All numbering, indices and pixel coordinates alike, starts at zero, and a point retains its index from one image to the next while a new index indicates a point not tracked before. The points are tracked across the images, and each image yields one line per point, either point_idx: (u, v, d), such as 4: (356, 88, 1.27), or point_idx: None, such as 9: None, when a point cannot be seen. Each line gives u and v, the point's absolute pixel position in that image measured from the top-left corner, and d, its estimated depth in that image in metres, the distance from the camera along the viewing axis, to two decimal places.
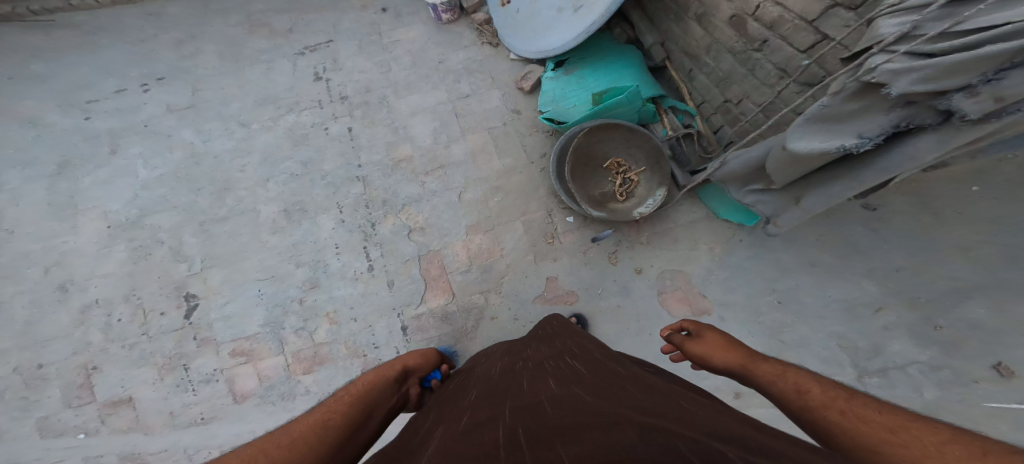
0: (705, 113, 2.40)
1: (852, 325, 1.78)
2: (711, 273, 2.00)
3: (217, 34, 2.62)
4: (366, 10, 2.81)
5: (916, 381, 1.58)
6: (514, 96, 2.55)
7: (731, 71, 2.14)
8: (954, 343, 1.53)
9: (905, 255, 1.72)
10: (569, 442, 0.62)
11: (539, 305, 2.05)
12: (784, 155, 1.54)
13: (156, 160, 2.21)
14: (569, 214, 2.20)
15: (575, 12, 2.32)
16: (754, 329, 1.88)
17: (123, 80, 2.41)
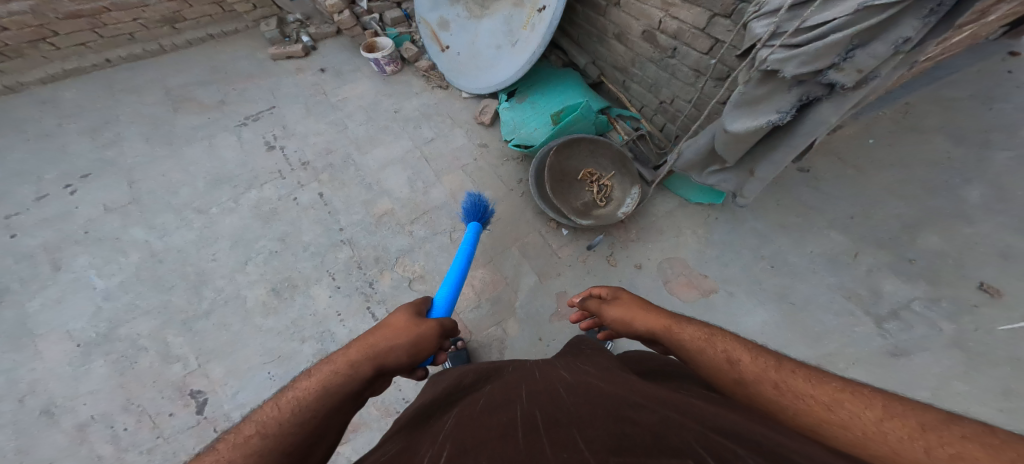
0: (647, 117, 2.67)
1: (843, 274, 2.00)
2: (702, 254, 2.15)
3: (137, 115, 2.51)
4: (303, 72, 2.87)
5: (929, 318, 1.84)
6: (477, 131, 2.67)
7: (657, 77, 2.44)
8: (935, 271, 1.93)
9: (851, 206, 2.17)
10: (585, 427, 0.70)
11: (557, 323, 2.06)
12: (725, 136, 1.81)
13: (111, 267, 1.96)
14: (561, 227, 2.31)
15: (514, 46, 2.59)
16: (761, 296, 2.00)
17: (49, 185, 2.16)
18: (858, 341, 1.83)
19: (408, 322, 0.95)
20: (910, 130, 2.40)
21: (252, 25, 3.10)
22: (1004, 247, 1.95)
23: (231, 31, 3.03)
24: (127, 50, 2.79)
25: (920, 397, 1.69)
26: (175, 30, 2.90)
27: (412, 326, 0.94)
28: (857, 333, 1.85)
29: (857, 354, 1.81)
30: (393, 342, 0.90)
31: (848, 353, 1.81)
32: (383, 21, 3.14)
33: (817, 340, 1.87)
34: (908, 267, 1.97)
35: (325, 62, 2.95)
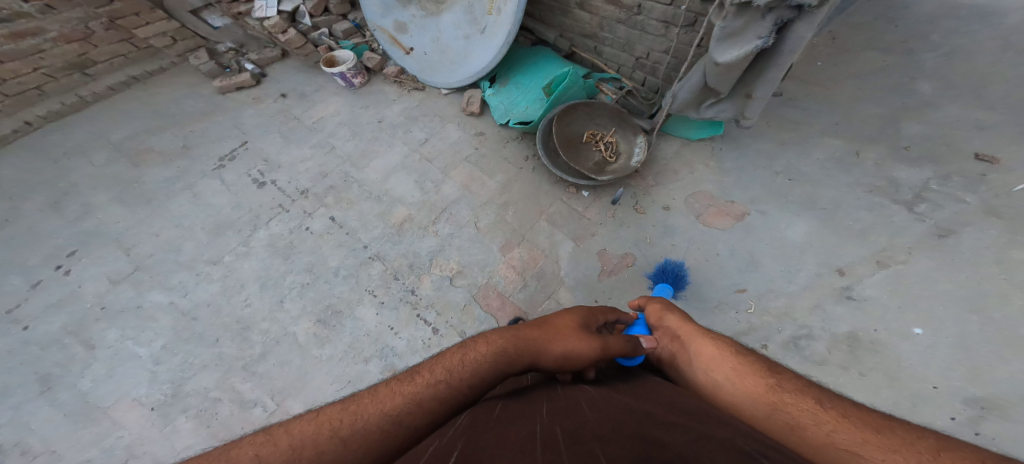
0: (627, 75, 2.73)
1: (856, 172, 2.16)
2: (723, 183, 2.25)
3: (96, 178, 2.30)
4: (263, 101, 2.73)
5: (952, 193, 2.01)
6: (468, 122, 2.65)
7: (628, 36, 2.51)
8: (933, 152, 2.14)
9: (838, 112, 2.35)
10: (609, 443, 0.58)
11: (607, 280, 2.05)
12: (717, 69, 1.89)
13: (146, 334, 1.87)
14: (581, 190, 2.34)
15: (484, 33, 2.53)
16: (790, 207, 2.12)
17: (38, 270, 2.01)
18: (899, 229, 1.97)
19: (575, 326, 0.93)
20: (857, 39, 2.65)
21: (178, 60, 2.89)
22: (977, 120, 2.20)
23: (156, 70, 2.81)
24: (45, 107, 2.52)
25: (991, 273, 1.80)
26: (87, 76, 2.60)
27: (579, 333, 0.91)
28: (898, 222, 1.99)
29: (905, 241, 1.93)
30: (556, 342, 0.89)
31: (898, 243, 1.94)
32: (333, 35, 2.98)
33: (863, 236, 1.99)
34: (907, 153, 2.16)
35: (285, 86, 2.82)
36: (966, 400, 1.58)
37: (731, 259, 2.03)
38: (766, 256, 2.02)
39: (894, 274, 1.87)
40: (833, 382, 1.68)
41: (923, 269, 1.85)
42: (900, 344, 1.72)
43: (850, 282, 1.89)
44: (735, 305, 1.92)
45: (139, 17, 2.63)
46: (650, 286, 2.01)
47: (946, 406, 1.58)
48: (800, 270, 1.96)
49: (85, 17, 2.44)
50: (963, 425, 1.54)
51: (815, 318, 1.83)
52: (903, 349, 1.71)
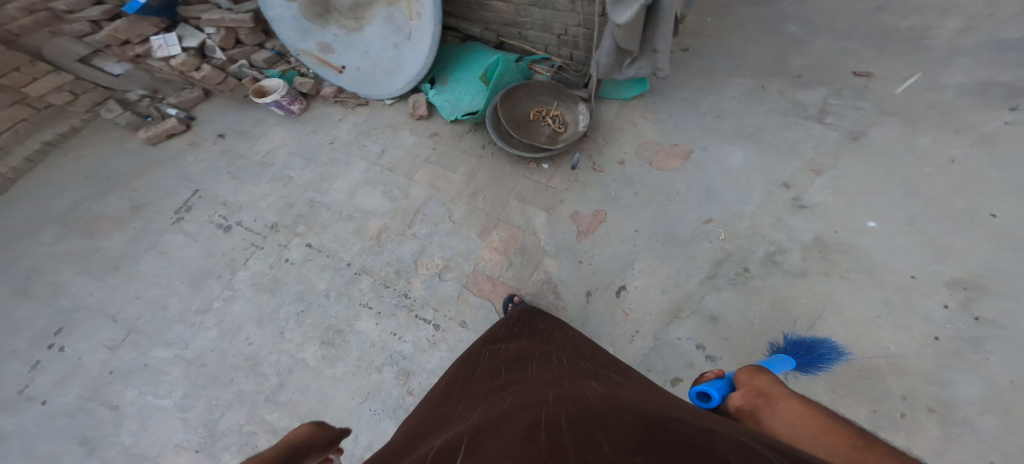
0: (554, 54, 2.83)
1: (773, 98, 2.41)
2: (664, 131, 2.44)
3: (54, 255, 2.24)
4: (203, 145, 2.66)
5: (853, 100, 2.30)
6: (418, 126, 2.70)
7: (543, 17, 2.62)
8: (830, 70, 2.43)
9: (745, 51, 2.61)
10: (612, 429, 0.58)
11: (586, 239, 2.18)
12: (620, 29, 2.04)
13: (164, 387, 1.91)
14: (541, 164, 2.47)
15: (410, 39, 2.55)
16: (726, 139, 2.34)
17: (30, 353, 1.97)
18: (818, 139, 2.22)
19: (318, 424, 0.78)
20: None
21: (87, 116, 2.75)
22: (855, 38, 2.53)
23: (70, 130, 2.68)
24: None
25: (903, 160, 2.07)
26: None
27: (326, 427, 0.79)
28: (816, 134, 2.24)
29: (829, 148, 2.19)
30: (312, 439, 0.73)
31: (824, 151, 2.19)
32: (254, 65, 2.92)
33: (793, 150, 2.23)
34: (799, 81, 2.43)
35: (222, 125, 2.76)
36: (949, 286, 1.75)
37: (690, 196, 2.21)
38: (720, 186, 2.21)
39: (830, 178, 2.11)
40: (819, 288, 1.85)
41: (850, 169, 2.11)
42: (862, 240, 1.93)
43: (797, 192, 2.11)
44: (707, 236, 2.09)
45: (22, 72, 2.49)
46: (627, 237, 2.16)
47: (937, 296, 1.74)
48: (751, 191, 2.16)
49: None
50: (959, 311, 1.70)
51: (780, 231, 2.03)
52: (868, 244, 1.91)
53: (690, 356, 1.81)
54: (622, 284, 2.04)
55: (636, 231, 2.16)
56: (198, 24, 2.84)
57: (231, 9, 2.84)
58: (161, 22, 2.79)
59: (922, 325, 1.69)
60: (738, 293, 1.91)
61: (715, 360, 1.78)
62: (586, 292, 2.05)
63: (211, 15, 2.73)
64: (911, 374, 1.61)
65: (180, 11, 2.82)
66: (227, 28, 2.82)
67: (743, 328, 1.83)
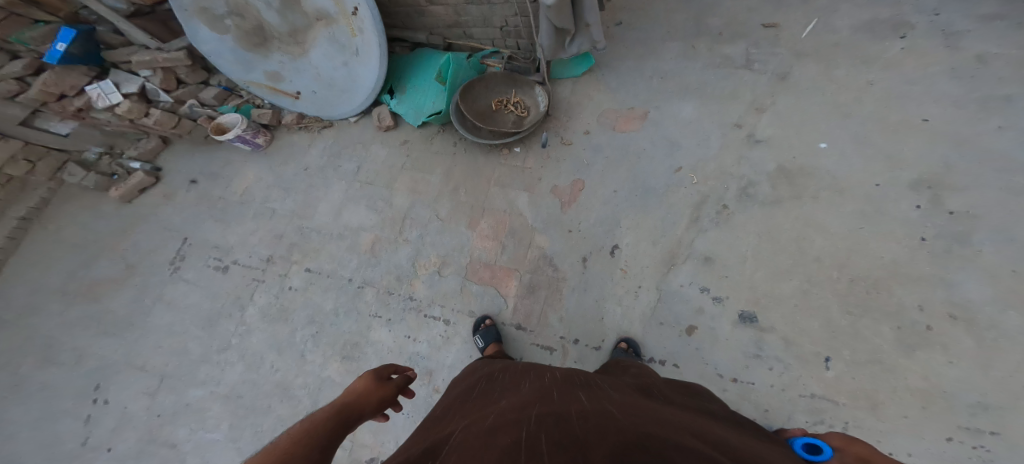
0: (502, 46, 2.77)
1: (713, 47, 2.54)
2: (618, 97, 2.56)
3: (71, 325, 2.40)
4: (181, 195, 2.74)
5: (784, 37, 2.45)
6: (387, 137, 2.73)
7: (483, 13, 2.56)
8: (757, 12, 2.56)
9: (679, 7, 2.72)
10: (592, 450, 0.75)
11: (570, 210, 2.29)
12: (551, 11, 2.12)
13: (210, 421, 2.09)
14: (513, 148, 2.57)
15: (358, 54, 2.57)
16: (678, 93, 2.47)
17: (78, 410, 2.18)
18: (753, 85, 2.36)
19: (373, 380, 1.07)
20: None
21: (52, 184, 2.82)
22: None
23: (42, 201, 2.78)
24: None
25: (837, 86, 2.23)
26: None
27: (379, 384, 1.07)
28: (748, 81, 2.38)
29: (766, 89, 2.33)
30: (366, 399, 1.01)
31: (762, 93, 2.33)
32: (205, 102, 2.90)
33: (734, 97, 2.36)
34: (723, 38, 2.55)
35: (192, 172, 2.81)
36: (915, 188, 1.90)
37: (658, 153, 2.34)
38: (683, 138, 2.33)
39: (773, 113, 2.26)
40: (798, 213, 1.99)
41: (789, 105, 2.26)
42: (820, 161, 2.08)
43: (749, 130, 2.26)
44: (681, 183, 2.21)
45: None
46: (607, 199, 2.27)
47: (910, 198, 1.89)
48: (712, 137, 2.29)
49: None
50: (933, 208, 1.84)
51: (744, 167, 2.17)
52: (827, 165, 2.06)
53: (696, 299, 1.94)
54: (614, 245, 2.15)
55: (616, 192, 2.28)
56: (130, 68, 2.72)
57: (160, 47, 2.71)
58: (90, 70, 2.65)
59: (906, 230, 1.83)
60: (723, 231, 2.05)
61: (722, 299, 1.91)
62: (581, 259, 2.16)
63: (142, 57, 2.62)
64: (913, 281, 1.75)
65: (105, 56, 2.68)
66: (163, 69, 2.74)
67: (738, 263, 1.96)
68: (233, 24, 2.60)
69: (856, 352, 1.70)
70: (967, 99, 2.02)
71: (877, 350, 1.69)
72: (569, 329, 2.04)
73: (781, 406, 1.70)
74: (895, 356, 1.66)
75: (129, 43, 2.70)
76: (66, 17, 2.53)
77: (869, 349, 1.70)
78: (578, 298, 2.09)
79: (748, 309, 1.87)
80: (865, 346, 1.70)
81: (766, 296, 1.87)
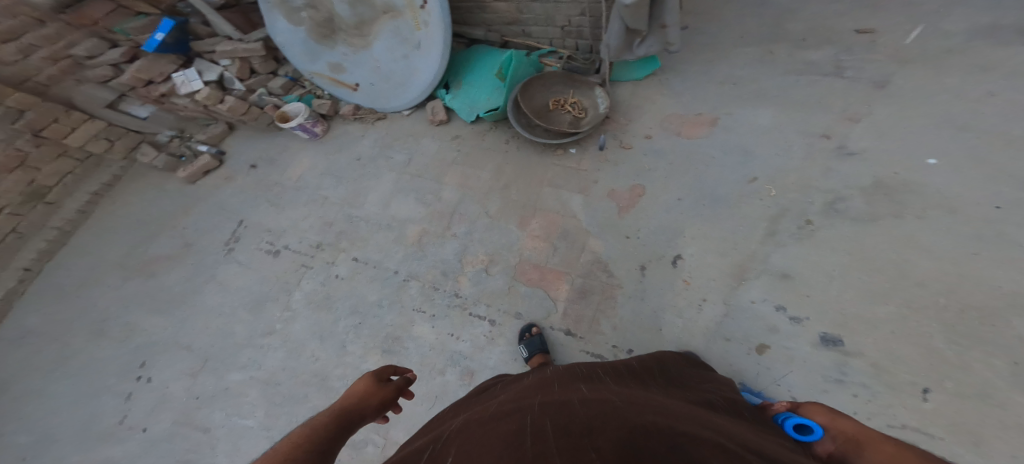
0: (560, 46, 2.70)
1: (792, 56, 2.40)
2: (684, 101, 2.43)
3: (125, 298, 2.46)
4: (239, 179, 2.82)
5: (872, 49, 2.29)
6: (438, 131, 2.70)
7: (547, 11, 2.50)
8: (842, 24, 2.42)
9: (757, 13, 2.60)
10: (598, 438, 0.67)
11: (628, 215, 2.17)
12: (628, 10, 2.05)
13: (246, 407, 2.06)
14: (568, 149, 2.47)
15: (419, 48, 2.58)
16: (751, 99, 2.33)
17: (121, 387, 2.19)
18: (846, 91, 2.21)
19: (374, 381, 0.98)
20: None
21: (125, 163, 2.97)
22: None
23: (113, 179, 2.91)
24: (32, 248, 2.59)
25: (940, 99, 2.05)
26: (51, 204, 2.68)
27: (380, 385, 0.98)
28: (839, 87, 2.23)
29: (861, 96, 2.17)
30: (366, 401, 0.93)
31: (855, 100, 2.16)
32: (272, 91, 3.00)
33: (821, 104, 2.20)
34: (807, 43, 2.41)
35: (252, 157, 2.90)
36: None
37: (728, 161, 2.20)
38: (757, 146, 2.19)
39: (868, 124, 2.08)
40: (897, 232, 1.80)
41: (886, 116, 2.08)
42: (925, 177, 1.89)
43: (839, 140, 2.08)
44: (756, 194, 2.07)
45: (61, 123, 2.61)
46: (669, 206, 2.14)
47: None
48: (787, 148, 2.14)
49: (10, 138, 2.44)
50: None
51: (834, 180, 1.99)
52: (933, 181, 1.86)
53: (770, 317, 1.78)
54: (676, 254, 2.01)
55: (679, 199, 2.15)
56: (211, 58, 2.88)
57: (241, 39, 2.89)
58: (177, 59, 2.81)
59: None
60: (803, 248, 1.88)
61: (801, 320, 1.74)
62: (639, 267, 2.03)
63: (224, 47, 2.80)
64: None
65: (192, 46, 2.84)
66: (241, 58, 2.89)
67: (820, 282, 1.79)
68: (307, 16, 2.67)
69: (960, 385, 1.49)
70: None
71: (987, 383, 1.47)
72: (621, 338, 1.90)
73: None
74: (1009, 394, 1.44)
75: (215, 34, 2.92)
76: (166, 10, 2.83)
77: (976, 382, 1.48)
78: (632, 308, 1.95)
79: (832, 332, 1.69)
80: (971, 379, 1.49)
81: (854, 318, 1.69)
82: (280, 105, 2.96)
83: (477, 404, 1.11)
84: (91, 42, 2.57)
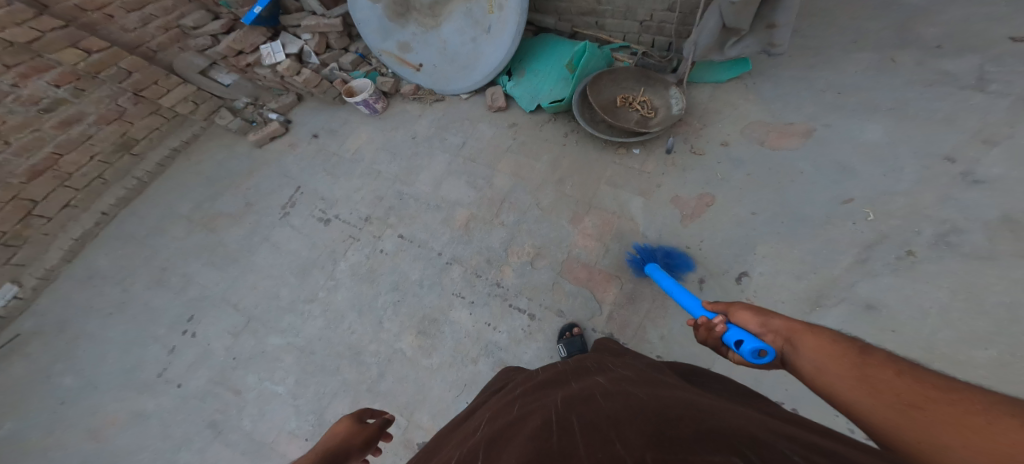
0: (633, 41, 2.59)
1: (904, 71, 2.17)
2: (771, 110, 2.27)
3: (184, 251, 2.59)
4: (300, 147, 2.91)
5: (1005, 68, 2.03)
6: (496, 117, 2.65)
7: (628, 3, 2.40)
8: (970, 38, 2.16)
9: (865, 23, 2.39)
10: (625, 428, 0.65)
11: (691, 224, 2.04)
12: (734, 7, 1.93)
13: (279, 373, 2.10)
14: (631, 148, 2.35)
15: (489, 32, 2.57)
16: (846, 114, 2.14)
17: (167, 338, 2.28)
18: (986, 108, 1.94)
19: (353, 424, 0.98)
20: None
21: (205, 123, 3.13)
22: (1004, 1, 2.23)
23: (192, 137, 3.07)
24: (112, 195, 2.76)
25: None
26: (136, 156, 2.87)
27: (359, 427, 0.98)
28: (977, 102, 1.96)
29: (1003, 118, 1.89)
30: (350, 440, 0.94)
31: (994, 120, 1.89)
32: (343, 67, 3.08)
33: (950, 122, 1.96)
34: (942, 51, 2.17)
35: (314, 127, 2.99)
36: None
37: (811, 178, 2.02)
38: (856, 162, 2.00)
39: (1005, 150, 1.81)
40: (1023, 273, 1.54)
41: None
42: None
43: (966, 166, 1.83)
44: (849, 217, 1.88)
45: (159, 85, 2.84)
46: (741, 219, 2.00)
47: None
48: (885, 170, 1.94)
49: (113, 94, 2.68)
50: None
51: (952, 209, 1.75)
52: None
53: None
54: (742, 270, 1.87)
55: (753, 214, 2.00)
56: (296, 32, 3.07)
57: (324, 14, 3.05)
58: (266, 32, 3.06)
59: None
60: (897, 279, 1.68)
61: None
62: (698, 279, 1.89)
63: (309, 22, 2.97)
64: None
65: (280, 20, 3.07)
66: (320, 34, 3.04)
67: (915, 320, 1.58)
68: None
69: None
70: None
71: None
72: (668, 350, 1.77)
73: None
74: None
75: (302, 9, 3.11)
76: None
77: None
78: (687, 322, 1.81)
79: None
80: None
81: (942, 358, 1.49)
82: (348, 81, 3.02)
83: (489, 405, 1.08)
84: (197, 15, 2.94)
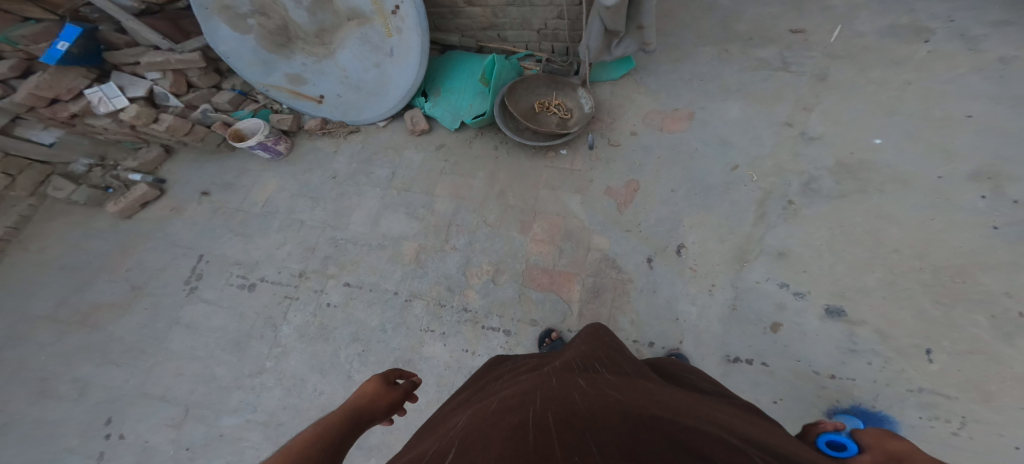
0: (536, 48, 2.74)
1: (745, 56, 2.64)
2: (660, 100, 2.58)
3: (66, 355, 2.09)
4: (192, 207, 2.50)
5: (808, 48, 2.59)
6: (421, 142, 2.60)
7: (523, 15, 2.52)
8: (779, 27, 2.71)
9: (705, 19, 2.83)
10: (601, 431, 0.55)
11: (627, 210, 2.24)
12: (608, 12, 2.11)
13: (248, 453, 1.83)
14: (558, 150, 2.49)
15: (392, 55, 2.46)
16: (715, 97, 2.52)
17: (87, 447, 1.88)
18: (794, 86, 2.47)
19: (382, 384, 0.94)
20: None
21: (33, 199, 2.51)
22: None
23: (20, 221, 2.46)
24: None
25: (871, 89, 2.37)
26: None
27: (388, 388, 0.94)
28: (788, 81, 2.49)
29: (807, 90, 2.43)
30: (376, 403, 0.89)
31: (805, 92, 2.43)
32: (219, 108, 2.70)
33: (779, 97, 2.45)
34: (753, 42, 2.68)
35: (203, 182, 2.59)
36: (976, 178, 1.98)
37: (707, 154, 2.35)
38: (733, 137, 2.37)
39: (821, 113, 2.34)
40: (867, 204, 2.03)
41: (836, 103, 2.35)
42: (877, 155, 2.15)
43: (801, 127, 2.32)
44: (740, 181, 2.23)
45: None
46: (665, 198, 2.25)
47: (974, 189, 1.95)
48: (756, 138, 2.34)
49: None
50: (996, 198, 1.91)
51: (803, 163, 2.21)
52: (885, 158, 2.13)
53: (777, 294, 1.91)
54: (680, 243, 2.11)
55: (673, 191, 2.26)
56: (134, 70, 2.51)
57: (172, 49, 2.50)
58: (89, 72, 2.39)
59: (975, 218, 1.88)
60: (789, 226, 2.06)
61: (804, 295, 1.89)
62: (646, 259, 2.09)
63: (153, 58, 2.42)
64: (992, 266, 1.77)
65: (107, 57, 2.44)
66: (174, 71, 2.53)
67: (813, 257, 1.96)
68: (256, 24, 2.44)
69: (954, 342, 1.67)
70: (1005, 98, 2.16)
71: (974, 338, 1.66)
72: (640, 332, 1.94)
73: (885, 402, 1.63)
74: (991, 343, 1.64)
75: (134, 42, 2.48)
76: (66, 15, 2.29)
77: (964, 337, 1.67)
78: (651, 299, 2.00)
79: (834, 303, 1.85)
80: (960, 335, 1.68)
81: (849, 288, 1.87)
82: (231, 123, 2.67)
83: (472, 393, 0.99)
84: None
